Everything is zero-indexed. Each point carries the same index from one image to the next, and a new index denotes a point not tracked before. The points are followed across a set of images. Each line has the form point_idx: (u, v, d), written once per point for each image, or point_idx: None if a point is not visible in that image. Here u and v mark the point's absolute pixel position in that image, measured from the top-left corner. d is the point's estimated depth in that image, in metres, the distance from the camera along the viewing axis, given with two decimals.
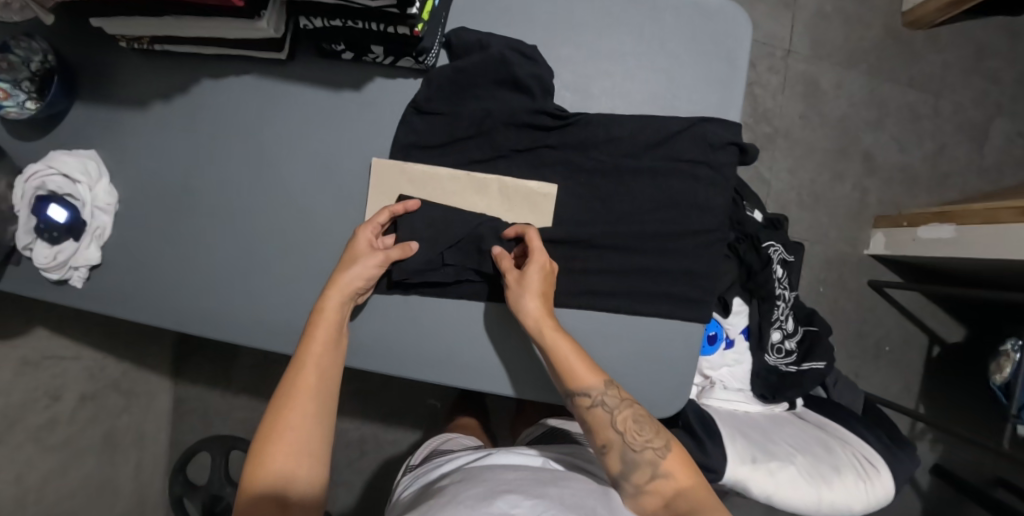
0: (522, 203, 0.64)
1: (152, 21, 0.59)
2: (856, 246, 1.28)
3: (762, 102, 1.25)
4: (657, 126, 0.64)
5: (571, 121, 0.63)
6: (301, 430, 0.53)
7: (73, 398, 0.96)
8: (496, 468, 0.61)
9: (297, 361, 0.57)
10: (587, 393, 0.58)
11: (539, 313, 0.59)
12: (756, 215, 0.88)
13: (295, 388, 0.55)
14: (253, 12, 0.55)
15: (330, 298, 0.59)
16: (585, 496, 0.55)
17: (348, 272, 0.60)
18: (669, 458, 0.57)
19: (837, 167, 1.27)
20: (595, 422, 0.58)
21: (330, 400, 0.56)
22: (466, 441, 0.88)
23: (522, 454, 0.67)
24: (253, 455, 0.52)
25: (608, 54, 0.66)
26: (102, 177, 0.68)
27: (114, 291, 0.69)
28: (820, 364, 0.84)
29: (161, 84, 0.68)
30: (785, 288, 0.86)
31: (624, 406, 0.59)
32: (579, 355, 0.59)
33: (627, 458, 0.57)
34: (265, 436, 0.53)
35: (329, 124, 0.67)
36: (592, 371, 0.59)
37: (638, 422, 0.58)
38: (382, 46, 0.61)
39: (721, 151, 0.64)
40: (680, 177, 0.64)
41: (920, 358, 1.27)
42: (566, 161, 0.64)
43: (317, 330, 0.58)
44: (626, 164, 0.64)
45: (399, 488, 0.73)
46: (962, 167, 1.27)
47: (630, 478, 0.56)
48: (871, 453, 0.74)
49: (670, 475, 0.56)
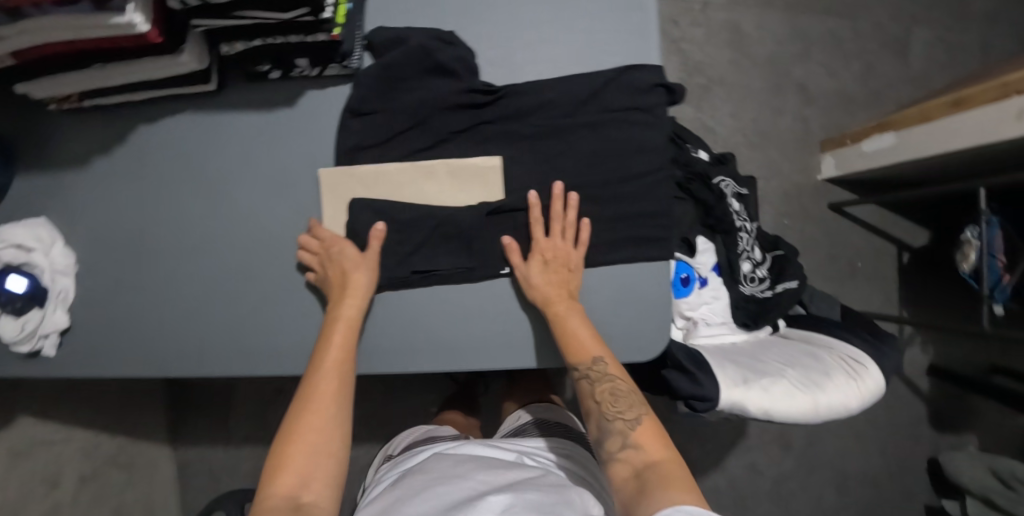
0: (471, 180, 0.65)
1: (75, 75, 0.60)
2: (808, 174, 1.32)
3: (691, 55, 1.30)
4: (585, 82, 0.66)
5: (501, 94, 0.65)
6: (320, 431, 0.55)
7: (72, 480, 0.94)
8: (471, 464, 0.66)
9: (314, 366, 0.59)
10: (576, 366, 0.61)
11: (549, 297, 0.63)
12: (701, 154, 0.91)
13: (313, 395, 0.57)
14: (174, 47, 0.57)
15: (345, 305, 0.61)
16: (550, 492, 0.59)
17: (352, 278, 0.62)
18: (639, 430, 0.58)
19: (775, 103, 1.31)
20: (581, 391, 0.62)
21: (344, 403, 0.58)
22: (446, 429, 0.92)
23: (497, 450, 0.73)
24: (275, 455, 0.54)
25: (525, 26, 0.69)
26: (56, 240, 0.68)
27: (88, 352, 0.69)
28: (793, 284, 0.87)
29: (98, 138, 0.69)
30: (745, 220, 0.91)
31: (607, 381, 0.60)
32: (573, 332, 0.61)
33: (603, 425, 0.60)
34: (286, 436, 0.55)
35: (270, 142, 0.68)
36: (586, 346, 0.61)
37: (615, 395, 0.60)
38: (306, 57, 0.63)
39: (650, 93, 0.67)
40: (617, 125, 0.66)
41: (893, 268, 1.32)
42: (506, 132, 0.66)
43: (334, 336, 0.60)
44: (562, 123, 0.66)
45: (377, 478, 0.78)
46: (892, 79, 1.33)
47: (604, 444, 0.59)
48: (856, 353, 0.77)
49: (638, 447, 0.57)
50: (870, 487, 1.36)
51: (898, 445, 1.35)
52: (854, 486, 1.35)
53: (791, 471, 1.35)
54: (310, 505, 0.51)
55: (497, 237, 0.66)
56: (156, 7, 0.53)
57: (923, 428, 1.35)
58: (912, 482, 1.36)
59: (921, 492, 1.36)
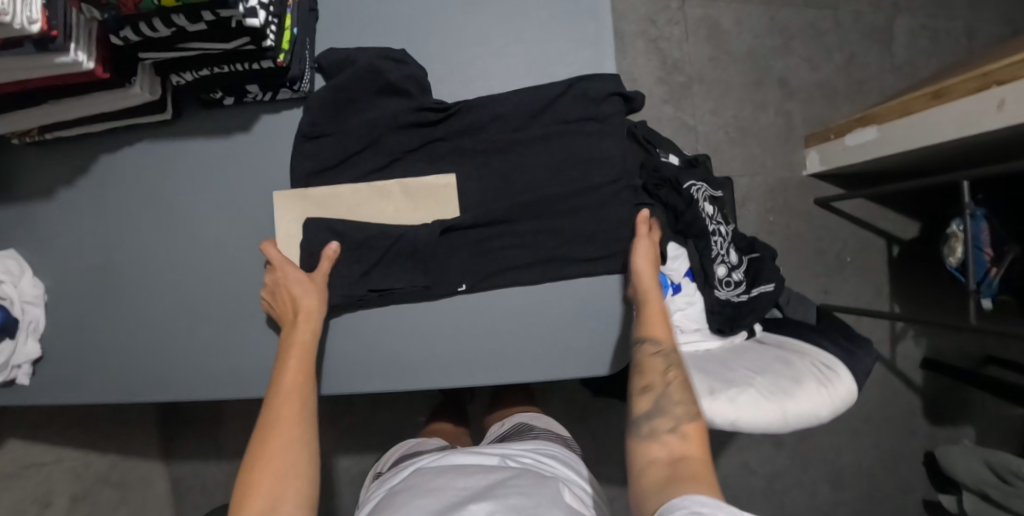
0: (426, 199, 0.66)
1: (34, 111, 0.60)
2: (793, 169, 1.30)
3: (670, 54, 1.29)
4: (537, 95, 0.66)
5: (453, 111, 0.66)
6: (286, 453, 0.53)
7: (63, 500, 0.96)
8: (451, 473, 0.59)
9: (272, 393, 0.57)
10: (656, 340, 0.59)
11: (646, 275, 0.62)
12: (672, 159, 0.90)
13: (276, 420, 0.55)
14: (123, 80, 0.57)
15: (297, 329, 0.60)
16: (530, 493, 0.53)
17: (300, 301, 0.61)
18: (692, 424, 0.53)
19: (756, 98, 1.30)
20: (646, 365, 0.58)
21: (307, 426, 0.56)
22: (433, 441, 0.88)
23: (477, 456, 0.65)
24: (243, 483, 0.51)
25: (475, 38, 0.69)
26: (24, 272, 0.69)
27: (63, 379, 0.70)
28: (768, 286, 0.86)
29: (62, 169, 0.70)
30: (718, 224, 0.88)
31: (680, 369, 0.57)
32: (663, 312, 0.60)
33: (657, 404, 0.54)
34: (254, 462, 0.52)
35: (228, 168, 0.69)
36: (670, 331, 0.60)
37: (684, 385, 0.56)
38: (257, 84, 0.64)
39: (605, 103, 0.67)
40: (571, 137, 0.67)
41: (882, 261, 1.30)
42: (457, 149, 0.67)
43: (287, 363, 0.59)
44: (516, 137, 0.66)
45: (366, 497, 0.70)
46: (875, 70, 1.31)
47: (650, 421, 0.53)
48: (828, 358, 0.76)
49: (685, 437, 0.51)
50: (867, 483, 1.32)
51: (893, 440, 1.32)
52: (850, 482, 1.31)
53: (785, 468, 1.31)
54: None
55: (455, 256, 0.66)
56: (99, 44, 0.52)
57: (919, 421, 1.32)
58: (909, 477, 1.32)
59: (919, 487, 1.32)
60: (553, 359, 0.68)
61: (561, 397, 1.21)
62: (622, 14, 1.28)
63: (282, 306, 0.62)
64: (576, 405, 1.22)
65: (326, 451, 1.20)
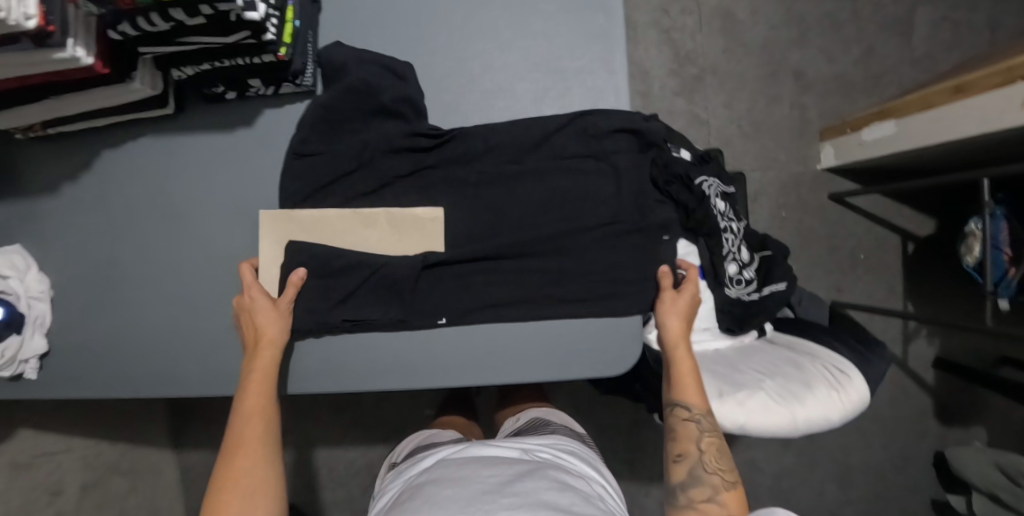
0: (412, 229, 0.67)
1: (34, 107, 0.59)
2: (807, 164, 1.27)
3: (682, 45, 1.25)
4: (538, 126, 0.69)
5: (447, 138, 0.68)
6: (254, 473, 0.55)
7: (74, 490, 0.97)
8: (476, 464, 0.56)
9: (234, 415, 0.58)
10: (689, 406, 0.63)
11: (676, 329, 0.65)
12: (683, 154, 0.82)
13: (241, 442, 0.56)
14: (124, 75, 0.56)
15: (261, 355, 0.60)
16: (562, 488, 0.52)
17: (266, 328, 0.61)
18: (729, 493, 0.60)
19: (770, 91, 1.26)
20: (681, 431, 0.63)
21: (269, 447, 0.57)
22: (450, 433, 0.86)
23: (497, 447, 0.63)
24: (208, 503, 0.53)
25: (484, 30, 0.71)
26: (30, 267, 0.68)
27: (70, 375, 0.69)
28: (781, 285, 0.81)
29: (67, 164, 0.70)
30: (730, 220, 0.80)
31: (713, 433, 0.63)
32: (693, 375, 0.64)
33: (693, 472, 0.61)
34: (220, 483, 0.54)
35: (231, 163, 0.70)
36: (700, 395, 0.64)
37: (718, 451, 0.63)
38: (258, 79, 0.64)
39: (607, 139, 0.70)
40: (566, 173, 0.69)
41: (896, 258, 1.27)
42: (448, 177, 0.68)
43: (249, 388, 0.59)
44: (511, 169, 0.69)
45: (382, 487, 0.68)
46: (894, 62, 1.28)
47: (688, 490, 0.61)
48: (840, 361, 0.74)
49: (723, 505, 0.59)
50: (874, 482, 1.30)
51: (903, 440, 1.30)
52: (857, 481, 1.30)
53: (792, 466, 1.29)
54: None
55: (438, 291, 0.67)
56: (98, 39, 0.51)
57: (929, 421, 1.30)
58: (919, 477, 1.31)
59: (927, 487, 1.31)
60: (554, 361, 0.68)
61: (567, 392, 1.21)
62: (634, 3, 1.25)
63: (247, 333, 0.62)
64: (582, 401, 1.21)
65: (332, 442, 1.21)
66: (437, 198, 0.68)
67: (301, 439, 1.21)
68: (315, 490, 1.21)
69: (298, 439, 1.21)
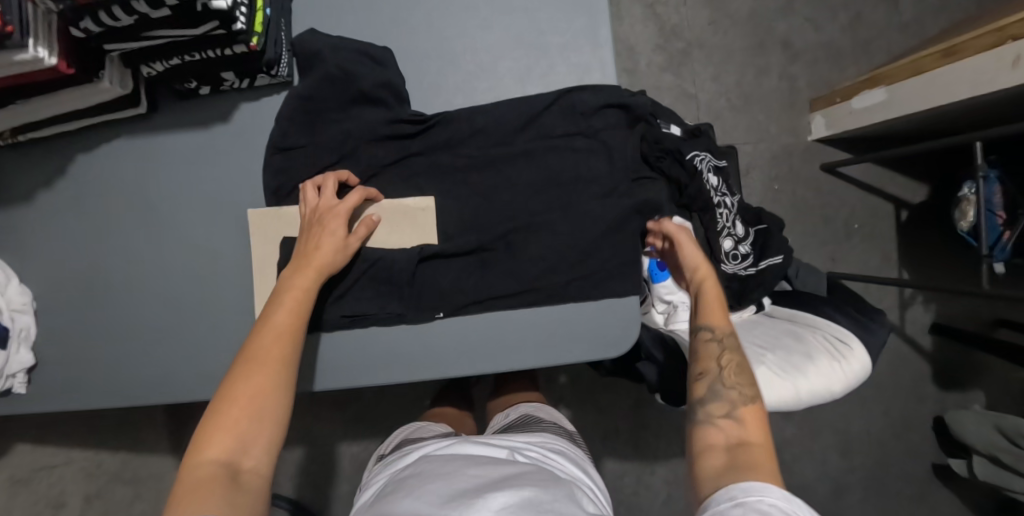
0: (403, 222, 0.65)
1: (1, 113, 0.56)
2: (798, 135, 1.26)
3: (668, 19, 1.23)
4: (524, 107, 0.67)
5: (431, 123, 0.66)
6: (266, 390, 0.48)
7: (78, 501, 1.01)
8: (462, 462, 0.55)
9: (257, 328, 0.52)
10: (712, 327, 0.58)
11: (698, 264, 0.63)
12: (674, 129, 0.78)
13: (260, 355, 0.49)
14: (91, 76, 0.54)
15: (303, 276, 0.56)
16: (547, 489, 0.50)
17: (319, 253, 0.57)
18: (748, 409, 0.52)
19: (759, 62, 1.25)
20: (702, 351, 0.57)
21: (289, 371, 0.50)
22: (437, 428, 0.85)
23: (484, 445, 0.62)
24: (208, 417, 0.46)
25: (466, 14, 0.69)
26: (11, 280, 0.66)
27: (59, 387, 0.68)
28: (777, 259, 0.79)
29: (42, 170, 0.68)
30: (723, 195, 0.78)
31: (738, 353, 0.56)
32: (717, 299, 0.60)
33: (712, 388, 0.54)
34: (227, 394, 0.47)
35: (210, 161, 0.68)
36: (724, 316, 0.59)
37: (742, 369, 0.55)
38: (231, 71, 0.62)
39: (595, 116, 0.68)
40: (555, 152, 0.68)
41: (890, 226, 1.27)
42: (435, 164, 0.67)
43: (282, 305, 0.53)
44: (498, 152, 0.67)
45: (367, 481, 0.67)
46: (882, 28, 1.26)
47: (706, 406, 0.53)
48: (840, 331, 0.74)
49: (742, 424, 0.50)
50: (876, 449, 1.31)
51: (903, 406, 1.31)
52: (859, 449, 1.31)
53: (794, 438, 1.30)
54: (251, 473, 0.44)
55: (434, 284, 0.66)
56: (60, 38, 0.48)
57: (927, 387, 1.31)
58: (919, 442, 1.31)
59: (927, 452, 1.31)
60: (550, 346, 0.67)
61: (565, 377, 1.21)
62: None
63: (298, 250, 0.59)
64: (581, 384, 1.21)
65: (332, 438, 1.20)
66: (423, 186, 0.67)
67: (302, 437, 1.20)
68: (317, 488, 1.20)
69: (299, 436, 1.20)
